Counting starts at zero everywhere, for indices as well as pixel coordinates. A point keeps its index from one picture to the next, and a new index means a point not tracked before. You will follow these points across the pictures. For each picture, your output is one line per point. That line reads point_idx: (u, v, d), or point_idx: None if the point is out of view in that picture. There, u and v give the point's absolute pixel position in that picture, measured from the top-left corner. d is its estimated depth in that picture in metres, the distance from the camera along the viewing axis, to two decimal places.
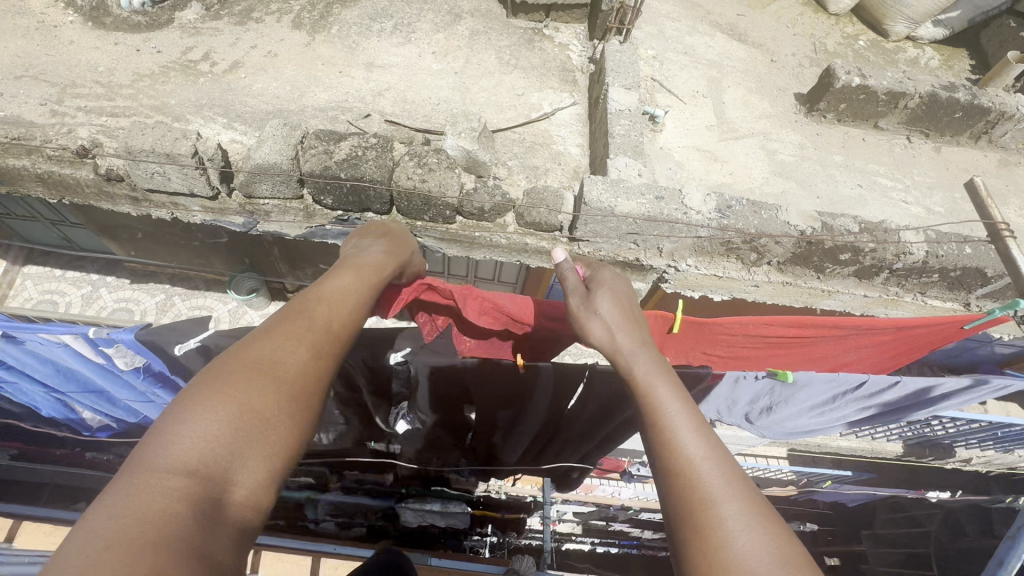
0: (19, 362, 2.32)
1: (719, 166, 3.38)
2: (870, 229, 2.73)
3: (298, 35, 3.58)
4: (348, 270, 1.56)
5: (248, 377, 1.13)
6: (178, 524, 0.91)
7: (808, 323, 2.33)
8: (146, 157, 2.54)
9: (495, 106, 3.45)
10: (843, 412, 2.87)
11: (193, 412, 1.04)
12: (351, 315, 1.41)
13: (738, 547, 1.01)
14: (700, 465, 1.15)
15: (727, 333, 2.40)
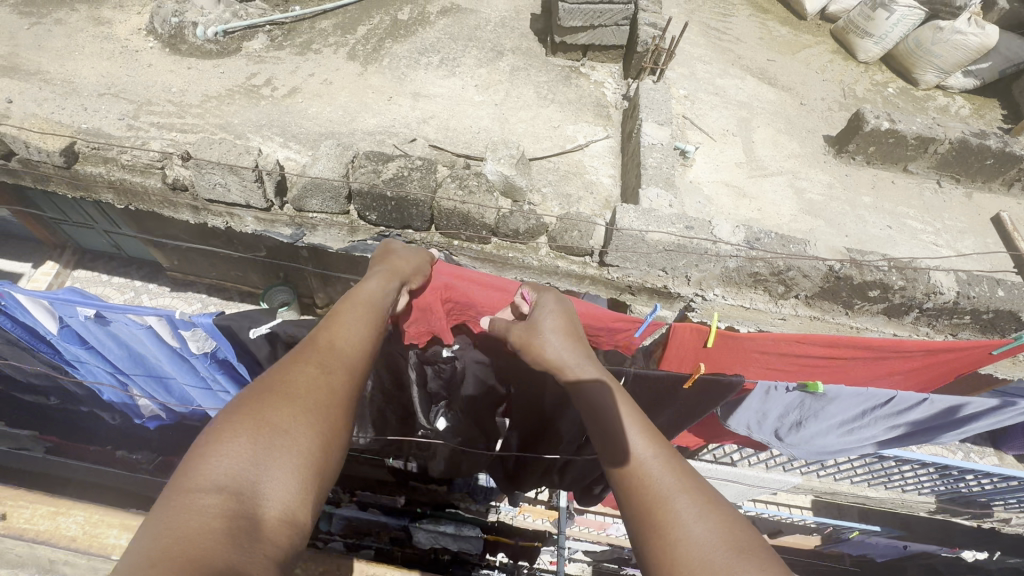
0: (99, 342, 2.47)
1: (748, 201, 3.46)
2: (899, 267, 2.76)
3: (352, 65, 3.86)
4: (348, 296, 1.71)
5: (268, 404, 1.25)
6: (219, 540, 0.98)
7: (839, 342, 2.38)
8: (211, 169, 2.76)
9: (532, 136, 3.63)
10: (872, 429, 2.70)
11: (220, 437, 1.15)
12: (356, 336, 1.54)
13: (693, 538, 1.10)
14: (649, 465, 1.27)
15: (758, 349, 2.46)
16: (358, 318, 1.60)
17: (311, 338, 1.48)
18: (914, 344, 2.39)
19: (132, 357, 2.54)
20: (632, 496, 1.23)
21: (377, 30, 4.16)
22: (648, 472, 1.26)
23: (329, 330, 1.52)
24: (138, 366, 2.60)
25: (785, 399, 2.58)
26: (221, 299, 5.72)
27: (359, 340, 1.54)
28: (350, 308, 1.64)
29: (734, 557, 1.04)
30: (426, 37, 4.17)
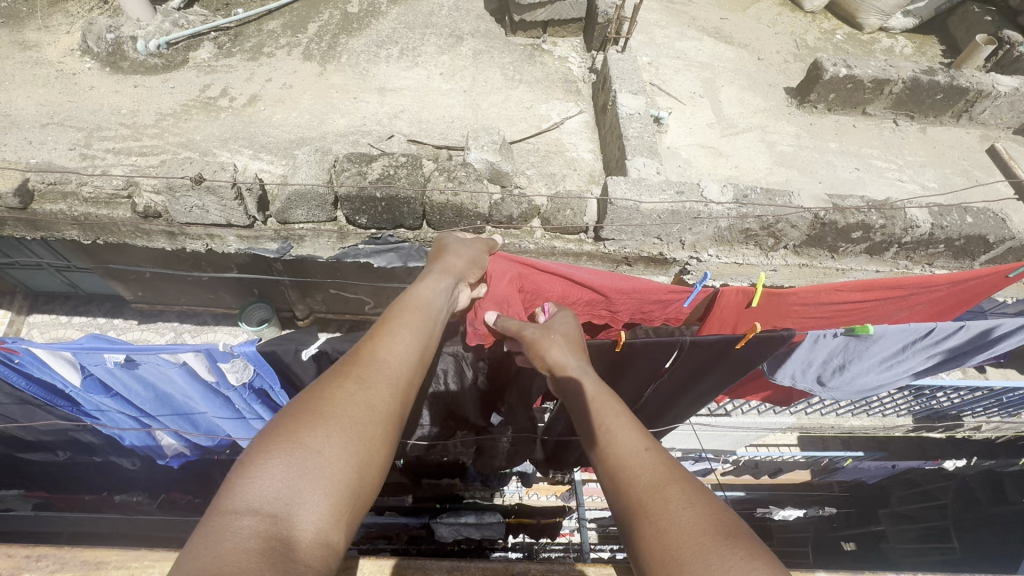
0: (125, 388, 2.40)
1: (724, 160, 3.54)
2: (877, 206, 2.90)
3: (310, 66, 3.70)
4: (393, 303, 1.64)
5: (307, 414, 1.17)
6: (250, 563, 0.90)
7: (874, 285, 2.54)
8: (186, 192, 2.63)
9: (507, 119, 3.59)
10: (911, 361, 2.85)
11: (262, 451, 1.07)
12: (399, 345, 1.45)
13: (680, 527, 1.02)
14: (640, 456, 1.21)
15: (800, 303, 2.65)
16: (403, 326, 1.52)
17: (358, 347, 1.41)
18: (942, 278, 2.57)
19: (157, 400, 2.51)
20: (625, 491, 1.15)
21: (329, 26, 3.99)
22: (635, 465, 1.19)
23: (372, 339, 1.44)
24: (164, 405, 2.55)
25: (832, 346, 2.70)
26: (195, 325, 5.47)
27: (404, 349, 1.46)
28: (395, 315, 1.57)
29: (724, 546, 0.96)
30: (382, 28, 4.04)
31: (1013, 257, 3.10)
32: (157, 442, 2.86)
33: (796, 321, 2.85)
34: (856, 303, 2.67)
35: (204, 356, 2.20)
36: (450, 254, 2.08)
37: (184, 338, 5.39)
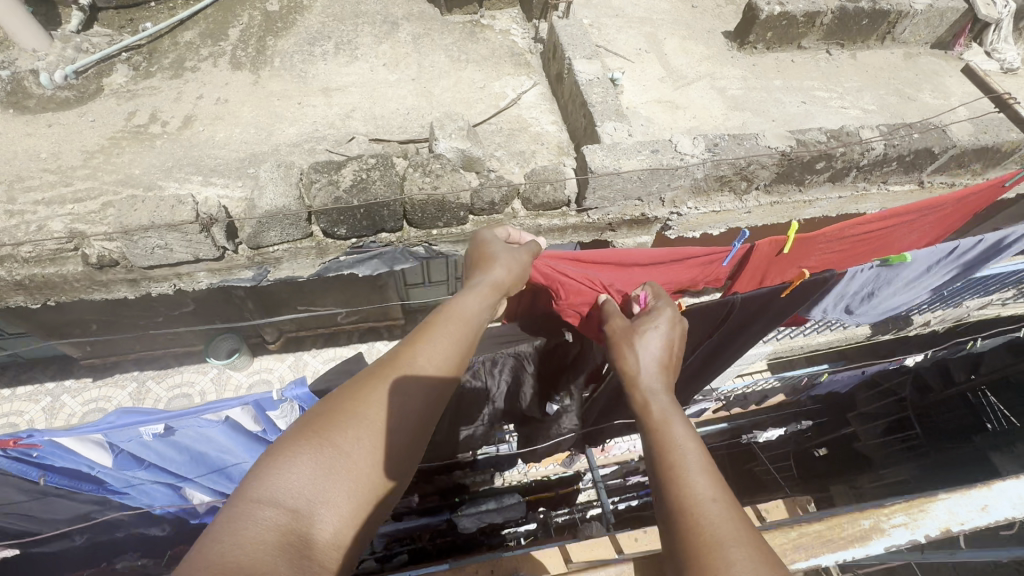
0: (166, 452, 2.69)
1: (682, 112, 3.58)
2: (835, 136, 3.05)
3: (242, 75, 3.43)
4: (446, 309, 1.63)
5: (336, 423, 1.27)
6: (272, 557, 0.99)
7: (885, 215, 2.76)
8: (145, 233, 2.41)
9: (463, 102, 3.48)
10: (933, 274, 3.28)
11: (296, 454, 1.18)
12: (436, 362, 1.47)
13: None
14: (706, 506, 1.17)
15: (822, 242, 2.84)
16: (448, 337, 1.54)
17: (398, 353, 1.47)
18: (946, 197, 2.77)
19: (193, 459, 2.81)
20: (678, 528, 1.16)
21: (252, 28, 3.69)
22: (704, 514, 1.16)
23: (415, 350, 1.47)
24: (201, 463, 2.85)
25: (861, 276, 3.09)
26: (159, 369, 5.11)
27: (440, 366, 1.47)
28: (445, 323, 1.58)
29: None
30: (311, 24, 3.78)
31: (952, 164, 3.37)
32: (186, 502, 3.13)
33: (819, 260, 3.06)
34: (869, 237, 2.94)
35: (250, 410, 2.59)
36: (501, 250, 2.04)
37: (151, 386, 5.04)
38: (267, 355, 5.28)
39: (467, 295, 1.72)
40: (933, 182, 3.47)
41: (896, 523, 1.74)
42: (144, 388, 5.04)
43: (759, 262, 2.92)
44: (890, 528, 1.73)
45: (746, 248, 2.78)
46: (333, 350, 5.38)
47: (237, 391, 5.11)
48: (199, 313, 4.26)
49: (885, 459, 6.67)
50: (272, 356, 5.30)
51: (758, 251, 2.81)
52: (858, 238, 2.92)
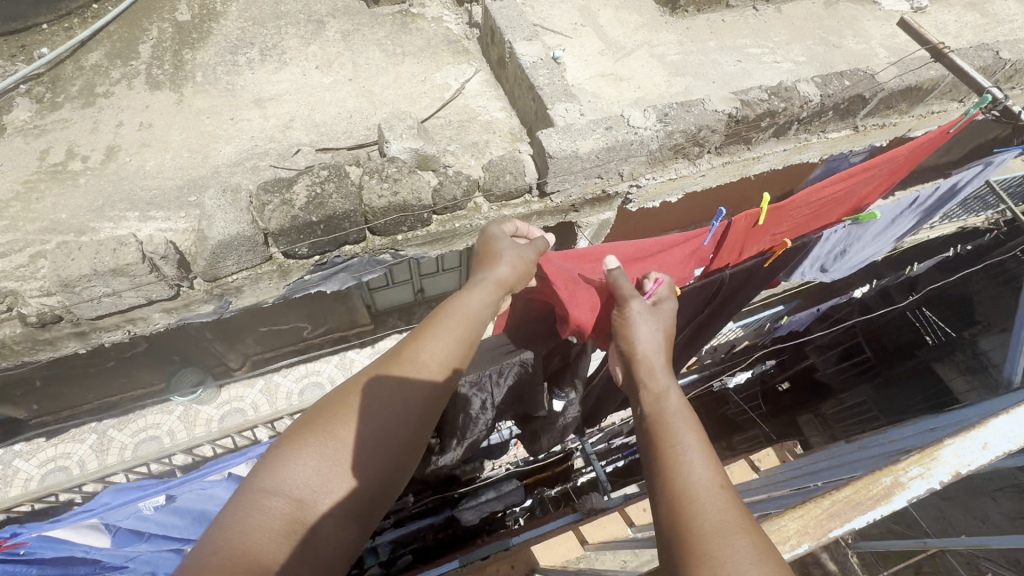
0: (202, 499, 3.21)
1: (627, 84, 3.57)
2: (775, 93, 3.14)
3: (162, 95, 3.17)
4: (457, 307, 1.67)
5: (340, 412, 1.38)
6: (274, 543, 1.12)
7: (849, 174, 2.88)
8: (88, 283, 2.23)
9: (407, 99, 3.37)
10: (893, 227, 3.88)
11: (302, 444, 1.30)
12: (437, 358, 1.52)
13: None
14: (705, 497, 1.21)
15: (793, 207, 2.96)
16: (454, 336, 1.58)
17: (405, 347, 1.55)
18: (903, 148, 2.90)
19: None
20: (672, 515, 1.20)
21: (164, 42, 3.39)
22: (700, 505, 1.19)
23: (421, 347, 1.52)
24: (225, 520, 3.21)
25: (835, 235, 3.65)
26: (118, 418, 4.84)
27: (443, 363, 1.52)
28: (453, 321, 1.62)
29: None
30: (228, 30, 3.51)
31: (881, 106, 3.56)
32: None
33: (792, 221, 3.18)
34: (833, 196, 3.10)
35: None
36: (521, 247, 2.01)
37: (112, 435, 4.76)
38: (233, 384, 5.06)
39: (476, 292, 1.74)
40: (865, 124, 3.67)
41: (915, 473, 1.32)
42: (106, 438, 4.75)
43: (738, 235, 3.04)
44: (909, 478, 1.31)
45: (726, 223, 2.86)
46: (304, 366, 5.23)
47: (207, 426, 4.89)
48: (155, 353, 3.99)
49: (843, 383, 7.09)
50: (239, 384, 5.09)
51: (736, 225, 2.91)
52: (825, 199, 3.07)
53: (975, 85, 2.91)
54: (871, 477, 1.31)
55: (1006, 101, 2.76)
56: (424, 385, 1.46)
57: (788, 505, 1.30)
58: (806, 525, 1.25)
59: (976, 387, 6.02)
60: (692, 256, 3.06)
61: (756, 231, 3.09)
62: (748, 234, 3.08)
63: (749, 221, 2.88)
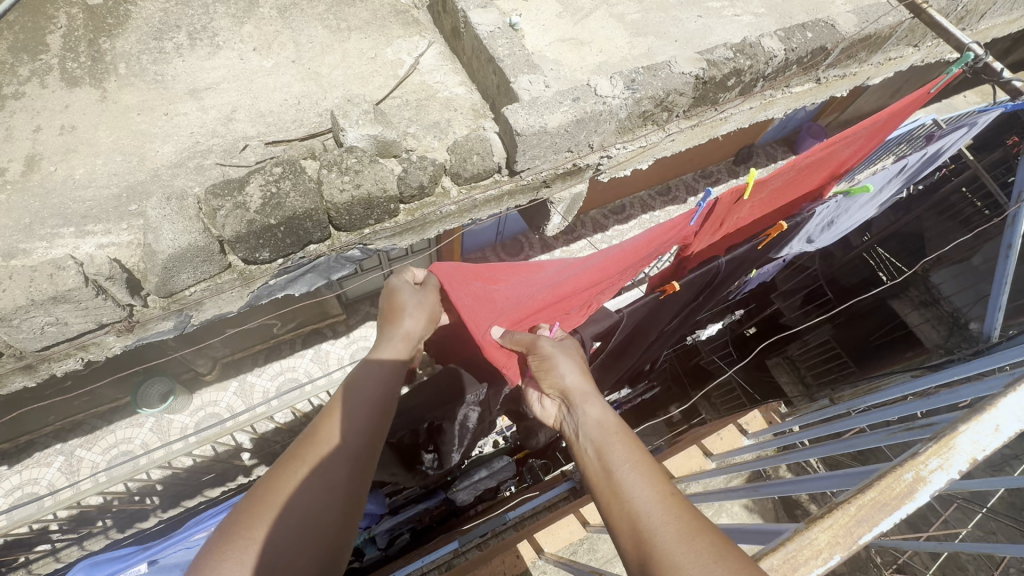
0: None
1: (588, 48, 3.38)
2: (741, 50, 3.06)
3: (83, 92, 2.85)
4: (365, 376, 1.91)
5: (273, 481, 1.53)
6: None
7: (830, 144, 2.99)
8: (27, 314, 2.02)
9: (358, 79, 3.13)
10: (882, 192, 4.11)
11: (250, 519, 1.42)
12: (361, 421, 1.75)
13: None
14: (658, 509, 1.37)
15: (774, 180, 3.10)
16: (368, 399, 1.82)
17: (327, 417, 1.74)
18: (882, 114, 3.01)
19: None
20: (632, 535, 1.33)
21: (77, 30, 3.03)
22: (646, 523, 1.33)
23: (342, 413, 1.75)
24: None
25: (825, 209, 3.77)
26: (86, 435, 4.39)
27: (365, 425, 1.74)
28: (366, 389, 1.86)
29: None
30: (148, 13, 3.16)
31: (843, 56, 3.55)
32: None
33: (775, 192, 3.35)
34: (811, 166, 3.23)
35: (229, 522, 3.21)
36: (405, 309, 2.28)
37: (82, 455, 4.32)
38: (206, 388, 4.68)
39: (378, 364, 1.99)
40: (827, 75, 3.67)
41: (935, 465, 1.26)
42: (75, 459, 4.31)
43: (722, 210, 3.17)
44: (930, 471, 1.25)
45: (711, 202, 2.97)
46: (278, 363, 4.89)
47: (184, 434, 4.49)
48: (114, 370, 3.76)
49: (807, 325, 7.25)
50: (212, 388, 4.70)
51: (720, 202, 3.03)
52: (803, 169, 3.19)
53: (958, 43, 2.87)
54: (892, 474, 1.25)
55: (989, 59, 2.74)
56: (352, 442, 1.68)
57: (815, 514, 1.24)
58: (834, 535, 1.20)
59: (929, 318, 6.34)
60: (680, 237, 3.14)
61: (738, 206, 3.25)
62: (730, 208, 3.23)
63: (734, 195, 3.00)
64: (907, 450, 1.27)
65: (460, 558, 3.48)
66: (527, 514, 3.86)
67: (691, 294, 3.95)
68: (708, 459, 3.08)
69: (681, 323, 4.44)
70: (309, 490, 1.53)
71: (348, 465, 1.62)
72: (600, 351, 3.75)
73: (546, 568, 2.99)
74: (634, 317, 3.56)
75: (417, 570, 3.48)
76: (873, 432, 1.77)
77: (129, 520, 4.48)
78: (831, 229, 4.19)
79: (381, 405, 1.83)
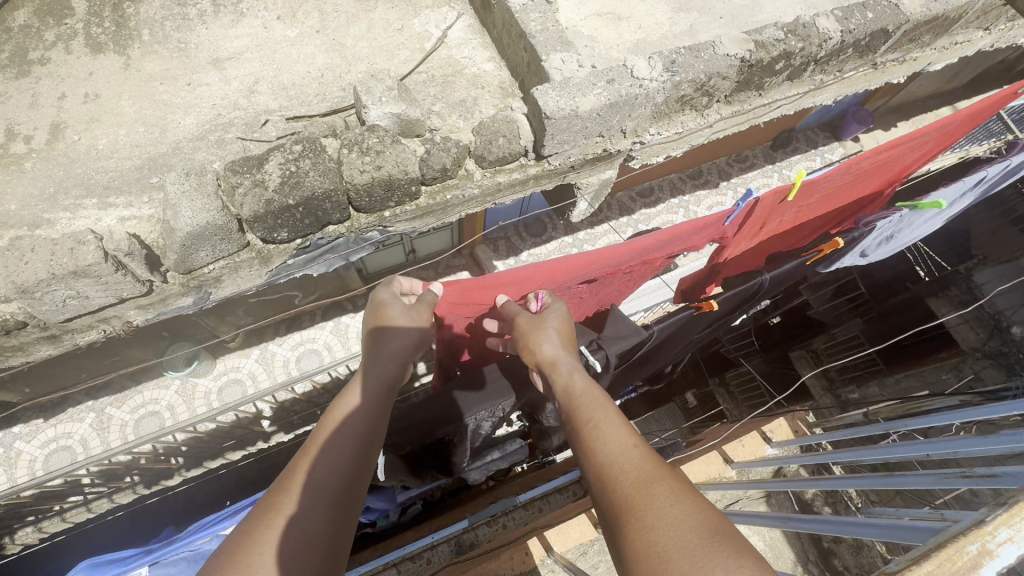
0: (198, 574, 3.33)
1: (626, 24, 3.16)
2: (792, 31, 2.83)
3: (107, 59, 2.80)
4: (349, 401, 1.78)
5: (245, 537, 1.32)
6: None
7: (894, 143, 2.80)
8: (50, 288, 2.03)
9: (383, 52, 3.01)
10: (949, 209, 3.82)
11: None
12: (344, 451, 1.60)
13: (665, 524, 1.14)
14: (628, 455, 1.36)
15: (826, 181, 2.92)
16: (355, 428, 1.69)
17: (305, 456, 1.57)
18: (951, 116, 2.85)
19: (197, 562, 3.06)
20: (602, 485, 1.31)
21: None
22: (617, 466, 1.33)
23: (321, 450, 1.58)
24: None
25: (887, 223, 3.51)
26: (114, 394, 4.47)
27: (349, 457, 1.59)
28: (352, 420, 1.72)
29: (708, 542, 1.07)
30: None
31: (906, 39, 3.28)
32: None
33: (825, 195, 3.14)
34: (866, 169, 3.02)
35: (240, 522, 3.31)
36: (402, 316, 2.18)
37: (111, 413, 4.42)
38: (228, 354, 4.72)
39: (366, 387, 1.86)
40: (885, 59, 3.40)
41: (1003, 536, 1.24)
42: (105, 416, 4.41)
43: (764, 212, 3.01)
44: (997, 544, 1.23)
45: (752, 203, 2.83)
46: (298, 334, 4.91)
47: (207, 399, 4.58)
48: (140, 341, 3.82)
49: (837, 319, 6.70)
50: (234, 354, 4.75)
51: (762, 204, 2.88)
52: (860, 170, 2.98)
53: None
54: (955, 545, 1.24)
55: None
56: (335, 477, 1.52)
57: None
58: None
59: (968, 320, 6.10)
60: (711, 233, 3.02)
61: (782, 208, 3.06)
62: (773, 210, 3.05)
63: (780, 197, 2.85)
64: (972, 519, 1.26)
65: (470, 535, 3.47)
66: (538, 496, 3.69)
67: (729, 308, 3.74)
68: (729, 466, 3.00)
69: (713, 331, 4.26)
70: (289, 537, 1.34)
71: (328, 505, 1.45)
72: (627, 360, 3.58)
73: (555, 567, 3.02)
74: (666, 331, 3.42)
75: (428, 544, 3.40)
76: (925, 475, 1.80)
77: (154, 478, 4.61)
78: (888, 244, 3.91)
79: (366, 434, 1.69)
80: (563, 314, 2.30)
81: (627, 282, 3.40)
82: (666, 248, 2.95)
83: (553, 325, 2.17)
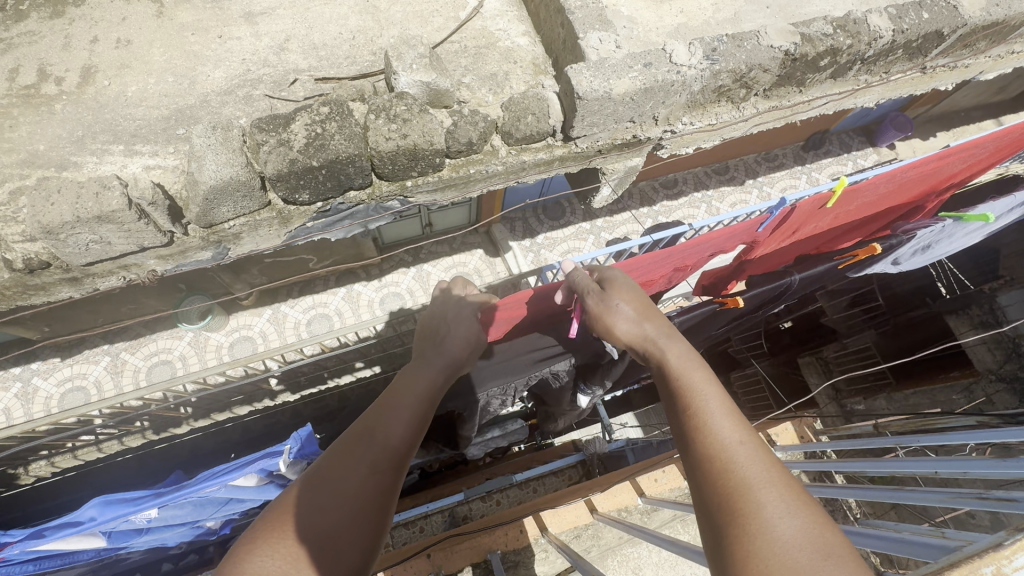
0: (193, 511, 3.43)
1: (668, 6, 3.05)
2: (841, 26, 2.71)
3: (141, 5, 2.78)
4: (418, 376, 1.85)
5: (318, 478, 1.42)
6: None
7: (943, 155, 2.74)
8: (73, 231, 2.06)
9: (417, 18, 2.95)
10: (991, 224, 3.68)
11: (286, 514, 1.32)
12: (408, 415, 1.66)
13: (774, 535, 1.09)
14: (733, 452, 1.28)
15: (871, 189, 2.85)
16: (420, 397, 1.75)
17: (377, 411, 1.64)
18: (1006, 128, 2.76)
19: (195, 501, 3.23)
20: (702, 481, 1.27)
21: None
22: (728, 464, 1.26)
23: (387, 411, 1.64)
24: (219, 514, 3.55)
25: (927, 233, 3.38)
26: (130, 340, 4.57)
27: (413, 421, 1.64)
28: (416, 393, 1.77)
29: (821, 563, 1.03)
30: None
31: (959, 44, 3.14)
32: (203, 528, 3.75)
33: (865, 202, 3.05)
34: (913, 177, 2.92)
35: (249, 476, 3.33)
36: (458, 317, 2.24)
37: (126, 358, 4.52)
38: (241, 311, 4.78)
39: (430, 370, 1.91)
40: (935, 63, 3.26)
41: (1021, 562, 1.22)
42: (120, 360, 4.51)
43: (800, 216, 2.94)
44: (1013, 568, 1.21)
45: (789, 206, 2.78)
46: (311, 297, 4.95)
47: (218, 353, 4.65)
48: (159, 292, 3.87)
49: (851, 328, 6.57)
50: (248, 312, 4.81)
51: (801, 207, 2.81)
52: (904, 179, 2.89)
53: None
54: (970, 565, 1.23)
55: None
56: (398, 440, 1.56)
57: None
58: None
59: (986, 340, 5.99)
60: (744, 234, 2.97)
61: (821, 212, 2.98)
62: (811, 215, 2.97)
63: (819, 202, 2.78)
64: (989, 542, 1.25)
65: (464, 507, 3.56)
66: (533, 477, 3.82)
67: (751, 308, 3.69)
68: None
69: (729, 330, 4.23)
70: (350, 486, 1.41)
71: (384, 463, 1.50)
72: None
73: (547, 547, 3.06)
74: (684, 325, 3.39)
75: (422, 513, 3.49)
76: (935, 492, 1.76)
77: (163, 425, 4.73)
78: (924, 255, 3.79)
79: (428, 410, 1.74)
80: (634, 285, 2.09)
81: (657, 285, 3.37)
82: (696, 245, 2.91)
83: (629, 296, 1.99)
